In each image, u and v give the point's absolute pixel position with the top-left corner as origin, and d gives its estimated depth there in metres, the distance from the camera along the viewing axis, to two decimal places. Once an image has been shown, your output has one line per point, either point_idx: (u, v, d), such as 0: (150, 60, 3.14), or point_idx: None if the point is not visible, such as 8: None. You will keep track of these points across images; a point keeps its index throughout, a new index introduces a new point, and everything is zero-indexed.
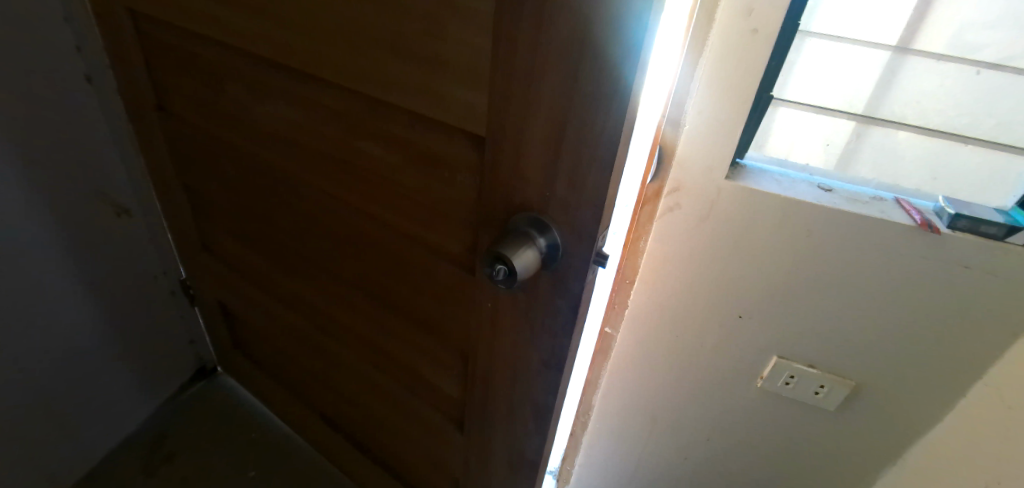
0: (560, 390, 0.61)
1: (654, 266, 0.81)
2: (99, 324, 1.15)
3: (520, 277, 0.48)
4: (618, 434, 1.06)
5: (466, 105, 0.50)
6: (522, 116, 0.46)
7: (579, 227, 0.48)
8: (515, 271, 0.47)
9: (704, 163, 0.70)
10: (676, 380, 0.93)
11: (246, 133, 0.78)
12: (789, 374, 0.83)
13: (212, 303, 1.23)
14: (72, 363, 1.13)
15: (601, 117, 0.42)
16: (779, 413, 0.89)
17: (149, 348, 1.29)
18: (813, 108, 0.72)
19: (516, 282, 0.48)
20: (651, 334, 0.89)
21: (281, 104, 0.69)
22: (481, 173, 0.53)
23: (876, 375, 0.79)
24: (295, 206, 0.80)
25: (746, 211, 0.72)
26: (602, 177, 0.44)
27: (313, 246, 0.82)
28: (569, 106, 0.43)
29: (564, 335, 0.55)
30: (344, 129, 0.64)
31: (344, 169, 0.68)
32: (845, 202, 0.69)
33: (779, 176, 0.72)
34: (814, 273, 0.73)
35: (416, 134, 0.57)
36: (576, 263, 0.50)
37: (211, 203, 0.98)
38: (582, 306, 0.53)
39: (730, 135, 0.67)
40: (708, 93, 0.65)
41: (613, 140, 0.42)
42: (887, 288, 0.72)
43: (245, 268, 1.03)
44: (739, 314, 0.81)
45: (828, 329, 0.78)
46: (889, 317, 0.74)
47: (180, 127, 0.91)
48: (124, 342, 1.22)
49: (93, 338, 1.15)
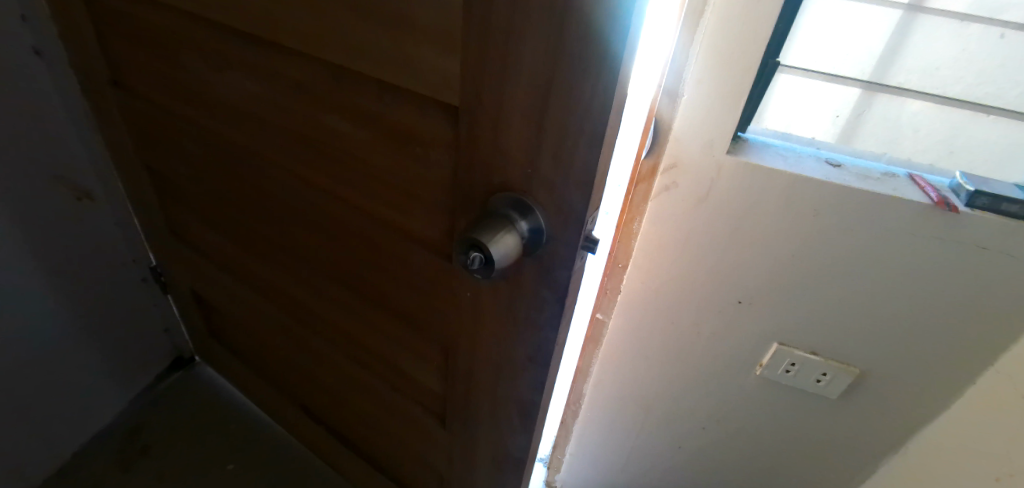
0: (546, 386, 0.56)
1: (648, 250, 0.76)
2: (62, 316, 1.09)
3: (499, 267, 0.42)
4: (609, 422, 1.02)
5: (437, 72, 0.43)
6: (499, 81, 0.40)
7: (565, 210, 0.42)
8: (492, 260, 0.41)
9: (704, 138, 0.64)
10: (671, 368, 0.89)
11: (204, 109, 0.72)
12: (790, 362, 0.79)
13: (185, 292, 1.17)
14: (37, 357, 1.06)
15: (591, 81, 0.36)
16: (778, 401, 0.85)
17: (121, 339, 1.24)
18: (822, 76, 0.66)
19: (495, 271, 0.42)
20: (645, 321, 0.84)
21: (238, 75, 0.63)
22: (454, 149, 0.46)
23: (882, 361, 0.76)
24: (260, 189, 0.74)
25: (749, 190, 0.66)
26: (593, 152, 0.38)
27: (282, 232, 0.76)
28: (553, 69, 0.37)
29: (551, 328, 0.50)
30: (306, 102, 0.57)
31: (308, 147, 0.61)
32: (855, 179, 0.64)
33: (784, 152, 0.67)
34: (820, 255, 0.69)
35: (383, 107, 0.50)
36: (562, 250, 0.44)
37: (175, 186, 0.91)
38: (569, 296, 0.48)
39: (732, 107, 0.61)
40: (709, 61, 0.59)
41: (605, 108, 0.36)
42: (897, 271, 0.67)
43: (214, 255, 0.96)
44: (739, 300, 0.76)
45: (833, 315, 0.73)
46: (897, 302, 0.70)
47: (135, 104, 0.83)
48: (94, 333, 1.16)
49: (58, 330, 1.09)
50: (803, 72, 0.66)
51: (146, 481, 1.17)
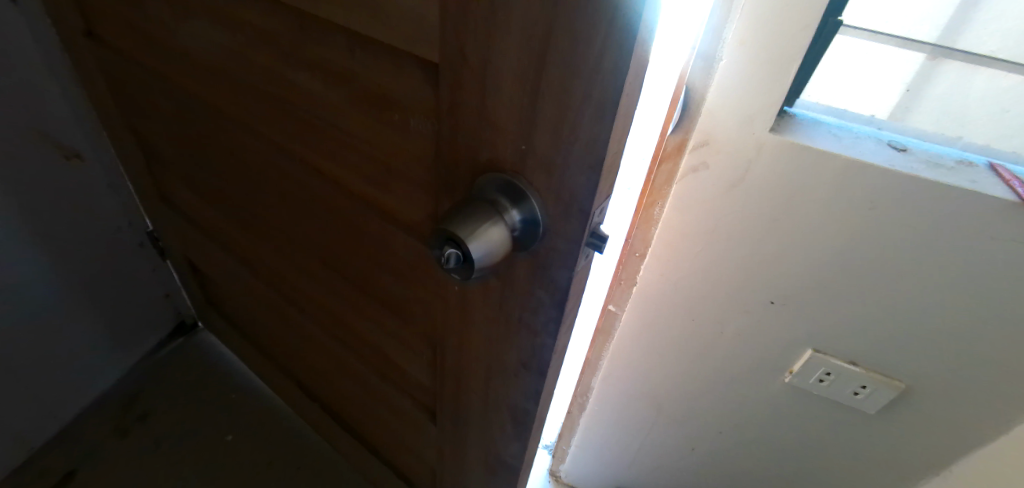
0: (542, 397, 0.49)
1: (670, 239, 0.67)
2: (55, 281, 1.05)
3: (480, 267, 0.34)
4: (617, 418, 0.95)
5: (414, 19, 0.34)
6: (485, 31, 0.31)
7: (566, 198, 0.33)
8: (470, 258, 0.33)
9: (742, 112, 0.54)
10: (688, 368, 0.81)
11: (176, 64, 0.64)
12: (824, 371, 0.70)
13: (181, 259, 1.12)
14: (32, 322, 1.04)
15: (602, 31, 0.27)
16: (806, 410, 0.77)
17: (120, 305, 1.21)
18: (894, 40, 0.56)
19: (475, 272, 0.34)
20: (662, 317, 0.76)
21: (205, 24, 0.54)
22: (436, 118, 0.38)
23: (932, 377, 0.66)
24: (238, 155, 0.66)
25: (794, 175, 0.56)
26: (602, 127, 0.29)
27: (264, 204, 0.69)
28: (554, 14, 0.28)
29: (548, 335, 0.43)
30: (274, 56, 0.49)
31: (280, 109, 0.53)
32: (924, 167, 0.53)
33: (838, 131, 0.56)
34: (873, 254, 0.59)
35: (356, 63, 0.42)
36: (561, 247, 0.36)
37: (159, 149, 0.85)
38: (570, 300, 0.40)
39: (781, 74, 0.51)
40: (758, 16, 0.48)
41: (619, 68, 0.27)
42: (964, 277, 0.57)
43: (202, 223, 0.90)
44: (772, 300, 0.67)
45: (880, 323, 0.64)
46: (959, 312, 0.60)
47: (111, 57, 0.76)
48: (90, 299, 1.13)
49: (52, 296, 1.06)
50: (870, 33, 0.54)
51: (144, 449, 1.16)
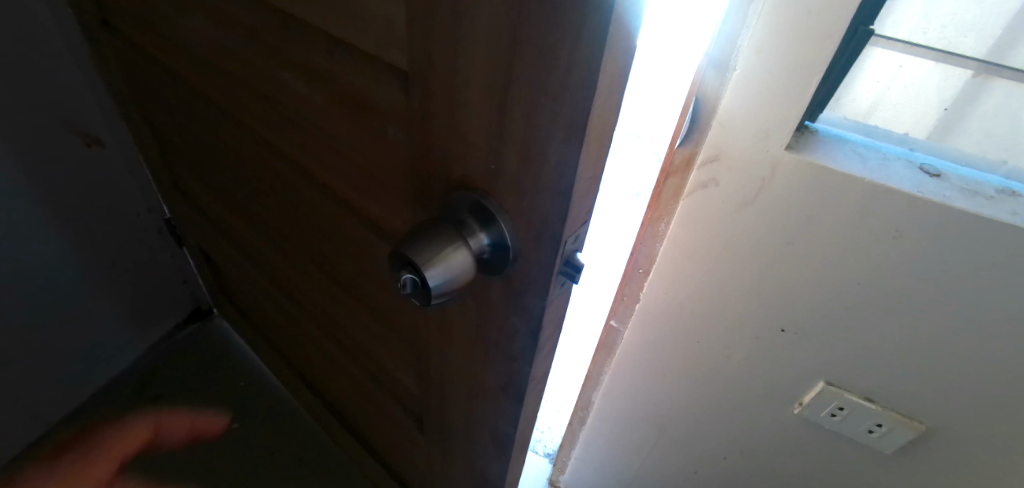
0: (521, 422, 0.47)
1: (676, 257, 0.63)
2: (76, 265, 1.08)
3: (440, 294, 0.32)
4: (618, 435, 0.92)
5: (383, 26, 0.32)
6: (450, 40, 0.28)
7: (537, 224, 0.31)
8: (429, 284, 0.31)
9: (756, 127, 0.50)
10: (692, 391, 0.77)
11: (180, 58, 0.63)
12: (836, 406, 0.66)
13: (195, 248, 1.14)
14: (53, 304, 1.07)
15: (568, 45, 0.23)
16: (817, 443, 0.72)
17: (138, 290, 1.24)
18: (933, 53, 0.50)
19: (435, 298, 0.32)
20: (665, 336, 0.72)
21: (202, 19, 0.53)
22: (409, 130, 0.36)
23: (955, 421, 0.61)
24: (237, 152, 0.66)
25: (810, 197, 0.52)
26: (571, 150, 0.26)
27: (262, 201, 0.68)
28: (518, 24, 0.25)
29: (524, 362, 0.40)
30: (262, 54, 0.47)
31: (271, 109, 0.52)
32: (956, 194, 0.48)
33: (864, 150, 0.52)
34: (896, 286, 0.54)
35: (334, 67, 0.40)
36: (533, 274, 0.33)
37: (171, 140, 0.85)
38: (546, 327, 0.37)
39: (801, 87, 0.47)
40: (775, 25, 0.44)
41: (586, 90, 0.24)
42: (998, 318, 0.52)
43: (211, 214, 0.91)
44: (783, 328, 0.63)
45: (901, 360, 0.59)
46: (992, 355, 0.54)
47: (125, 49, 0.76)
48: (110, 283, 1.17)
49: (73, 279, 1.09)
50: (906, 46, 0.49)
51: None
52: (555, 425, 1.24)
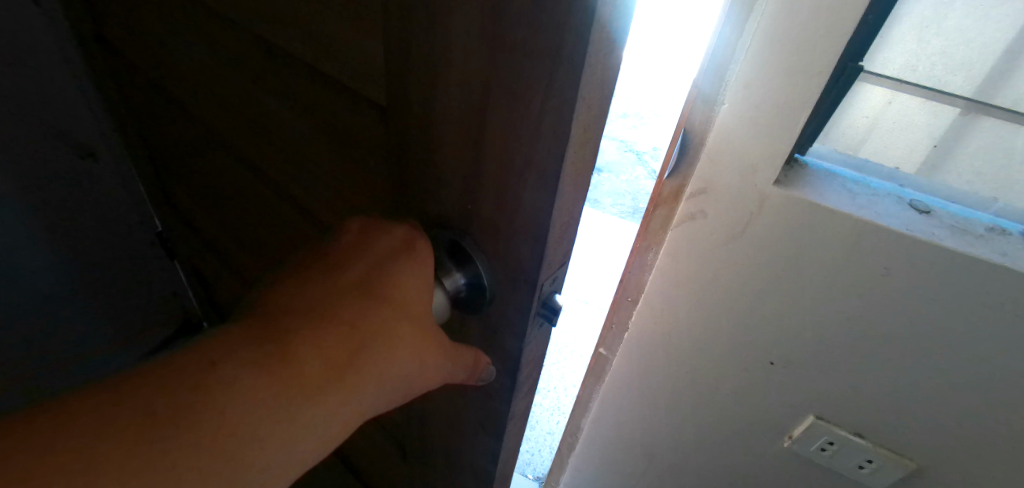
0: (500, 459, 0.45)
1: (665, 286, 0.62)
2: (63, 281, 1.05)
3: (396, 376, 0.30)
4: (607, 463, 0.90)
5: (363, 62, 0.32)
6: (427, 80, 0.28)
7: (512, 266, 0.30)
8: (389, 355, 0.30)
9: (744, 161, 0.50)
10: (681, 422, 0.75)
11: (170, 77, 0.63)
12: (826, 440, 0.64)
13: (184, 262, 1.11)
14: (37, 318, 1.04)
15: (541, 93, 0.23)
16: (807, 477, 0.71)
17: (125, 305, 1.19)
18: (922, 91, 0.50)
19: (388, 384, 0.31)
20: (654, 365, 0.71)
21: (192, 41, 0.53)
22: (389, 165, 0.35)
23: (946, 459, 0.60)
24: (226, 172, 0.65)
25: (799, 231, 0.51)
26: (544, 195, 0.26)
27: (249, 222, 0.67)
28: (491, 69, 0.24)
29: (502, 400, 0.39)
30: (248, 79, 0.47)
31: (257, 133, 0.51)
32: (946, 233, 0.48)
33: (853, 186, 0.51)
34: (888, 323, 0.53)
35: (317, 98, 0.39)
36: (509, 315, 0.33)
37: (161, 154, 0.84)
38: (524, 367, 0.37)
39: (789, 124, 0.46)
40: (763, 62, 0.44)
41: (559, 139, 0.24)
42: (989, 359, 0.51)
43: (200, 231, 0.89)
44: (773, 361, 0.62)
45: (892, 397, 0.58)
46: (983, 397, 0.53)
47: (116, 64, 0.75)
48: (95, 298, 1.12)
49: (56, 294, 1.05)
50: (896, 83, 0.49)
51: None
52: (546, 448, 1.24)
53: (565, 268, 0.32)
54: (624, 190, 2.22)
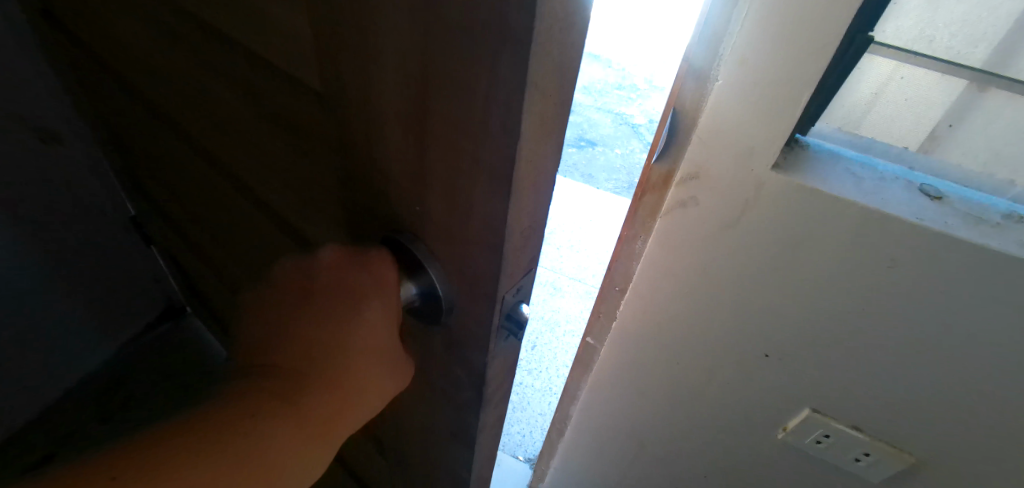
0: (474, 468, 0.42)
1: (655, 276, 0.58)
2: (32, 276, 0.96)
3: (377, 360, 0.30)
4: (599, 451, 0.88)
5: (292, 39, 0.27)
6: (359, 62, 0.23)
7: (469, 278, 0.26)
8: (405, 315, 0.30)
9: (740, 142, 0.45)
10: (672, 412, 0.73)
11: (116, 54, 0.57)
12: (822, 433, 0.62)
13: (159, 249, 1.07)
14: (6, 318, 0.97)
15: (485, 78, 0.19)
16: (801, 469, 0.69)
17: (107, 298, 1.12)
18: (937, 64, 0.45)
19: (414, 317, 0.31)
20: (645, 356, 0.68)
21: (130, 15, 0.48)
22: (334, 159, 0.31)
23: (949, 453, 0.57)
24: (183, 155, 0.60)
25: (799, 219, 0.47)
26: (497, 199, 0.22)
27: (212, 208, 0.63)
28: (427, 49, 0.20)
29: (469, 412, 0.36)
30: (188, 58, 0.42)
31: (206, 115, 0.46)
32: (960, 222, 0.44)
33: (858, 168, 0.47)
34: (892, 316, 0.49)
35: (256, 80, 0.34)
36: (471, 328, 0.29)
37: (119, 137, 0.78)
38: (492, 381, 0.33)
39: (791, 103, 0.42)
40: (763, 33, 0.39)
41: (508, 139, 0.19)
42: (996, 355, 0.48)
43: (170, 217, 0.84)
44: (767, 353, 0.59)
45: (892, 391, 0.55)
46: (988, 392, 0.51)
47: (62, 41, 0.69)
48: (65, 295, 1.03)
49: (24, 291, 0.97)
50: (909, 55, 0.44)
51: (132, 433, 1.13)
52: (537, 429, 1.23)
53: (531, 277, 0.28)
54: (619, 164, 2.17)
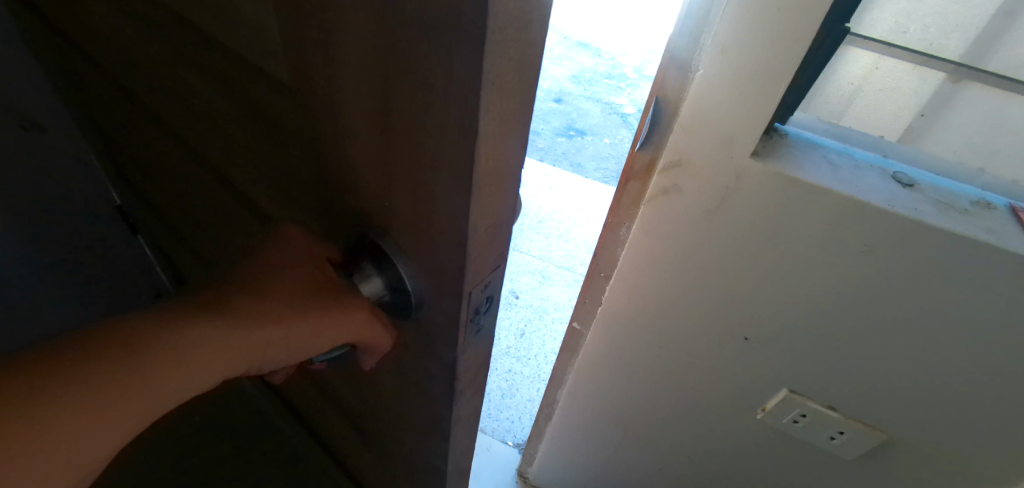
0: (458, 451, 0.44)
1: (639, 262, 0.60)
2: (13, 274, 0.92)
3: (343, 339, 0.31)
4: (585, 435, 0.90)
5: (263, 35, 0.27)
6: (331, 57, 0.24)
7: (436, 273, 0.27)
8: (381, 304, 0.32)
9: (720, 131, 0.46)
10: (656, 395, 0.75)
11: (93, 42, 0.56)
12: (799, 413, 0.64)
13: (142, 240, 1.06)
14: None
15: (442, 78, 0.19)
16: (780, 448, 0.71)
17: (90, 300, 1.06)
18: (912, 56, 0.46)
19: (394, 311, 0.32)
20: (629, 340, 0.70)
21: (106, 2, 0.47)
22: (308, 152, 0.31)
23: (920, 430, 0.60)
24: (162, 144, 0.60)
25: (775, 206, 0.49)
26: (458, 193, 0.23)
27: (194, 198, 0.62)
28: (388, 49, 0.20)
29: (452, 396, 0.37)
30: (163, 45, 0.41)
31: (183, 104, 0.46)
32: (930, 208, 0.46)
33: (835, 157, 0.49)
34: (863, 300, 0.52)
35: (230, 71, 0.34)
36: (441, 324, 0.30)
37: (97, 127, 0.77)
38: (472, 364, 0.34)
39: (768, 93, 0.43)
40: (741, 24, 0.40)
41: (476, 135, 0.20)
42: (960, 335, 0.50)
43: (152, 208, 0.84)
44: (746, 337, 0.61)
45: (863, 371, 0.57)
46: (951, 372, 0.53)
47: (34, 30, 0.68)
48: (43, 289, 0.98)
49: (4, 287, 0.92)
50: (884, 47, 0.46)
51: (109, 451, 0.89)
52: (526, 415, 1.25)
53: (499, 272, 0.29)
54: (608, 153, 2.18)
